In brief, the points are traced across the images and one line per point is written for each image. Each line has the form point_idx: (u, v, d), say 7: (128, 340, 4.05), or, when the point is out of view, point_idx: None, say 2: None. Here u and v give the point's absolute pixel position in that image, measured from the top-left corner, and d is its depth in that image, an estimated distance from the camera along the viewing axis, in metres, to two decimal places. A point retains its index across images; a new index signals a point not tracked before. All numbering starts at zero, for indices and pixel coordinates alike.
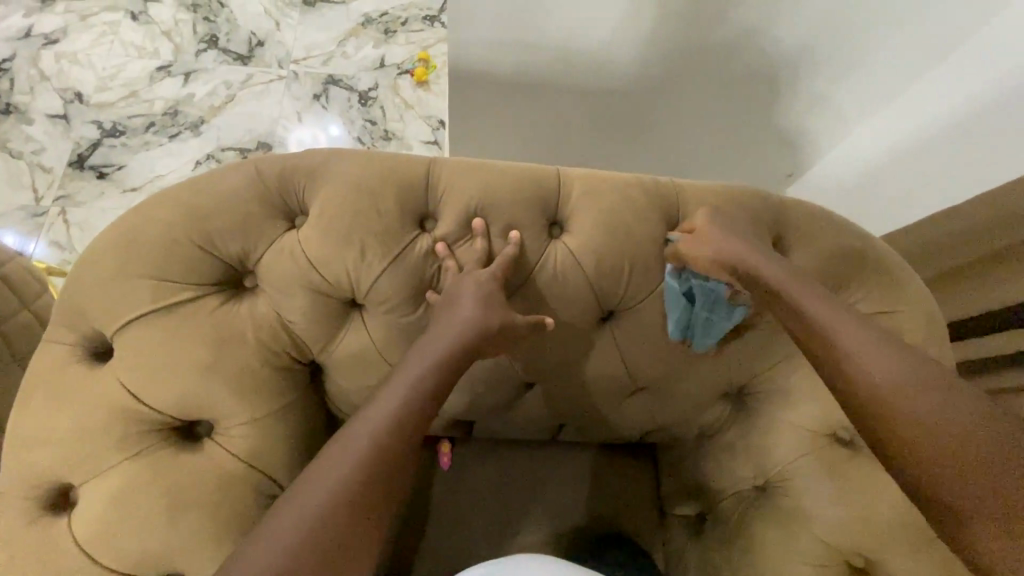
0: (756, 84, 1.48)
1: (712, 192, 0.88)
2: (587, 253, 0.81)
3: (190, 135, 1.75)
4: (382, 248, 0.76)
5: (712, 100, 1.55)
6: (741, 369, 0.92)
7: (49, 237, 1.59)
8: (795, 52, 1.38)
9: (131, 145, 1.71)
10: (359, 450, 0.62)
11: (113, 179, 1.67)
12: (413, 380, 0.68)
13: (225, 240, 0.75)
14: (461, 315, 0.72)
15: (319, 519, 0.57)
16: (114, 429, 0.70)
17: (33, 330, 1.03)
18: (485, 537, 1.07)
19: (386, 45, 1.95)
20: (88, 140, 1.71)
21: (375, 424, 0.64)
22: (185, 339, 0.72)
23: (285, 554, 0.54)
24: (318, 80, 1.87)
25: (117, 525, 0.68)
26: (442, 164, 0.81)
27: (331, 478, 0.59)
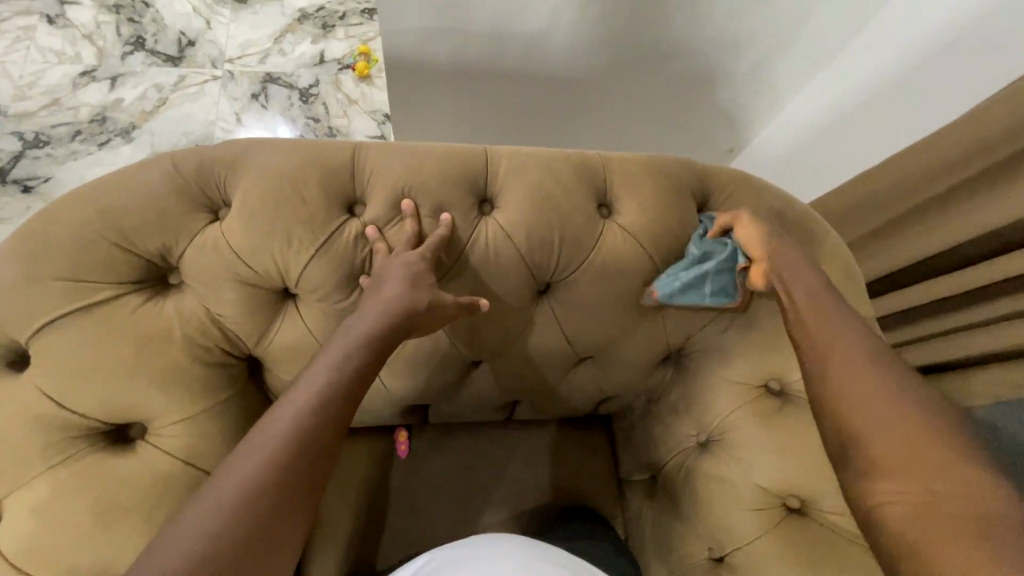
0: (690, 63, 1.52)
1: (639, 163, 0.90)
2: (517, 227, 0.82)
3: (123, 142, 1.67)
4: (310, 235, 0.76)
5: (648, 79, 1.58)
6: (678, 334, 0.94)
7: None
8: (722, 31, 1.42)
9: (57, 156, 1.62)
10: (281, 435, 0.61)
11: (40, 193, 1.57)
12: (334, 368, 0.67)
13: (143, 237, 0.73)
14: (393, 293, 0.73)
15: (232, 511, 0.55)
16: (36, 438, 0.68)
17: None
18: (446, 522, 1.08)
19: (324, 40, 1.91)
20: (9, 152, 1.60)
21: (294, 412, 0.63)
22: (106, 340, 0.70)
23: (197, 545, 0.52)
24: (256, 79, 1.81)
25: (45, 536, 0.66)
26: (367, 151, 0.82)
27: (252, 466, 0.58)
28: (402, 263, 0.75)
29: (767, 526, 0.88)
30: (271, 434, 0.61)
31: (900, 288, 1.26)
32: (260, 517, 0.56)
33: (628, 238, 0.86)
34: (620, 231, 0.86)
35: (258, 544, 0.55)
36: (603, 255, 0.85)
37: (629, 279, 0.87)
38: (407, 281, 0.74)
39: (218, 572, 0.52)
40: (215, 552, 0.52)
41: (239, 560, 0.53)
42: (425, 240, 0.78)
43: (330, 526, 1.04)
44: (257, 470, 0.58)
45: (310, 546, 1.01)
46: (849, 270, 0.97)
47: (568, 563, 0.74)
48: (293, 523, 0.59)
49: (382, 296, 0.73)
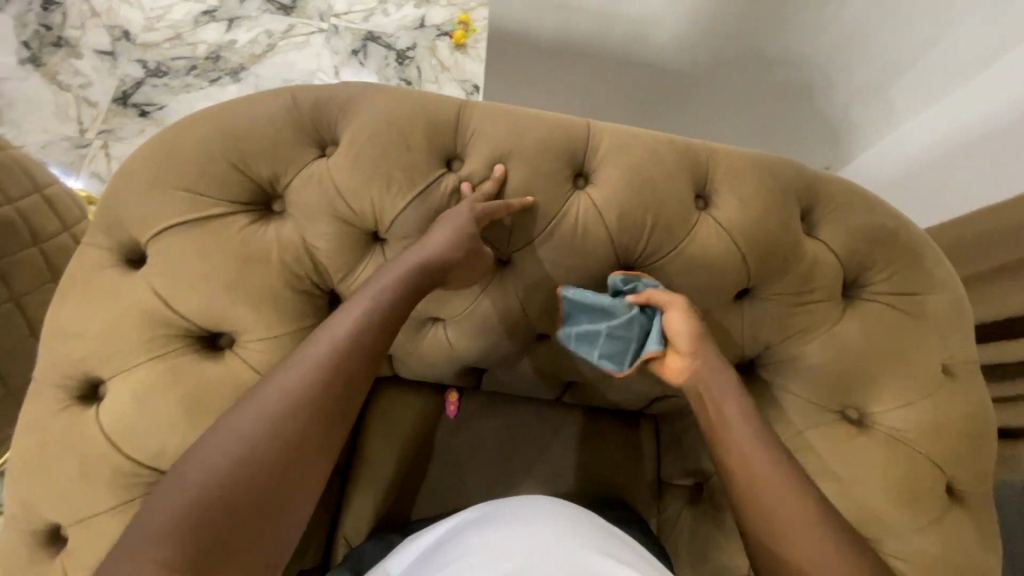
0: (789, 75, 1.50)
1: (744, 158, 0.86)
2: (610, 206, 0.80)
3: (230, 82, 1.70)
4: (408, 182, 0.78)
5: (750, 78, 1.52)
6: (754, 342, 0.89)
7: (90, 170, 1.58)
8: (831, 36, 1.40)
9: (172, 87, 1.67)
10: (317, 358, 0.65)
11: (154, 119, 1.64)
12: (369, 302, 0.70)
13: (257, 162, 0.77)
14: (448, 232, 0.74)
15: (267, 424, 0.59)
16: (141, 330, 0.74)
17: (69, 250, 1.19)
18: (482, 487, 1.09)
19: (427, 5, 1.86)
20: (133, 79, 1.67)
21: (326, 340, 0.66)
22: (212, 252, 0.75)
23: (239, 446, 0.58)
24: (358, 36, 1.81)
25: (139, 419, 0.71)
26: (474, 109, 0.82)
27: (289, 383, 0.63)
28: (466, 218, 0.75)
29: None
30: (309, 356, 0.65)
31: (1003, 340, 1.15)
32: (286, 434, 0.60)
33: (721, 234, 0.82)
34: (715, 226, 0.83)
35: (281, 456, 0.59)
36: (692, 247, 0.82)
37: (717, 276, 0.83)
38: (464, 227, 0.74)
39: (258, 471, 0.57)
40: (255, 454, 0.58)
41: (277, 464, 0.58)
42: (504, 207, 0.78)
43: (373, 470, 1.09)
44: (291, 388, 0.62)
45: (352, 486, 1.06)
46: (958, 306, 0.89)
47: (614, 538, 0.70)
48: (323, 440, 0.62)
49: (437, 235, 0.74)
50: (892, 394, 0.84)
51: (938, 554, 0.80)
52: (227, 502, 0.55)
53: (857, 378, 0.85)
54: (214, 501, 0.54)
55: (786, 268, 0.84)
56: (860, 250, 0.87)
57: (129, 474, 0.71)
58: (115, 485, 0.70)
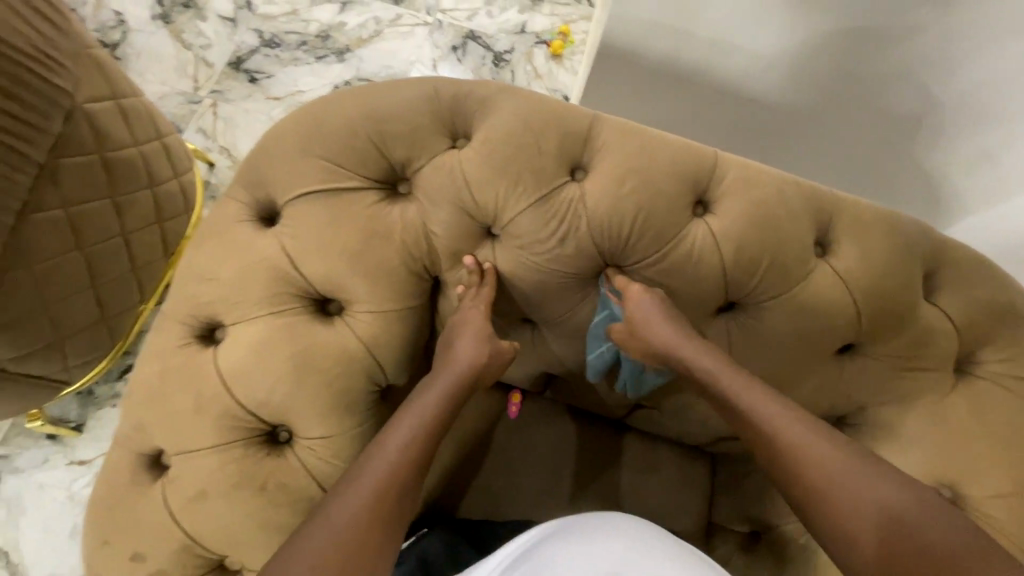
0: (905, 87, 1.06)
1: (871, 212, 0.84)
2: (728, 238, 0.80)
3: (335, 61, 1.77)
4: (534, 184, 0.80)
5: (848, 98, 1.12)
6: (848, 400, 0.86)
7: (196, 124, 1.70)
8: (933, 59, 1.01)
9: (282, 59, 1.76)
10: (438, 392, 0.78)
11: (261, 85, 1.74)
12: (463, 363, 0.79)
13: (395, 144, 0.81)
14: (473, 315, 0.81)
15: (408, 443, 0.72)
16: (267, 284, 0.78)
17: (174, 194, 1.40)
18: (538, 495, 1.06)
19: (530, 10, 1.84)
20: (248, 46, 1.76)
21: (427, 403, 0.77)
22: (341, 222, 0.79)
23: (388, 464, 0.70)
24: (459, 33, 1.81)
25: (253, 366, 0.76)
26: (605, 124, 0.84)
27: (419, 413, 0.75)
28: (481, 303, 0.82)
29: None
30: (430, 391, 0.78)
31: None
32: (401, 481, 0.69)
33: (837, 284, 0.81)
34: (832, 275, 0.81)
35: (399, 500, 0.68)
36: (805, 293, 0.80)
37: (825, 325, 0.81)
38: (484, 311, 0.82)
39: (403, 481, 0.69)
40: (401, 471, 0.70)
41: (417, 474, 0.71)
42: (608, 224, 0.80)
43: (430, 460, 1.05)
44: (421, 414, 0.75)
45: None
46: None
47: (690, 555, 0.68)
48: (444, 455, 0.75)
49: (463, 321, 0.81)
50: (1001, 479, 0.78)
51: None
52: (371, 518, 0.65)
53: (958, 455, 0.80)
54: (360, 535, 0.64)
55: (898, 330, 0.82)
56: (977, 324, 0.84)
57: (236, 416, 0.75)
58: (221, 424, 0.75)
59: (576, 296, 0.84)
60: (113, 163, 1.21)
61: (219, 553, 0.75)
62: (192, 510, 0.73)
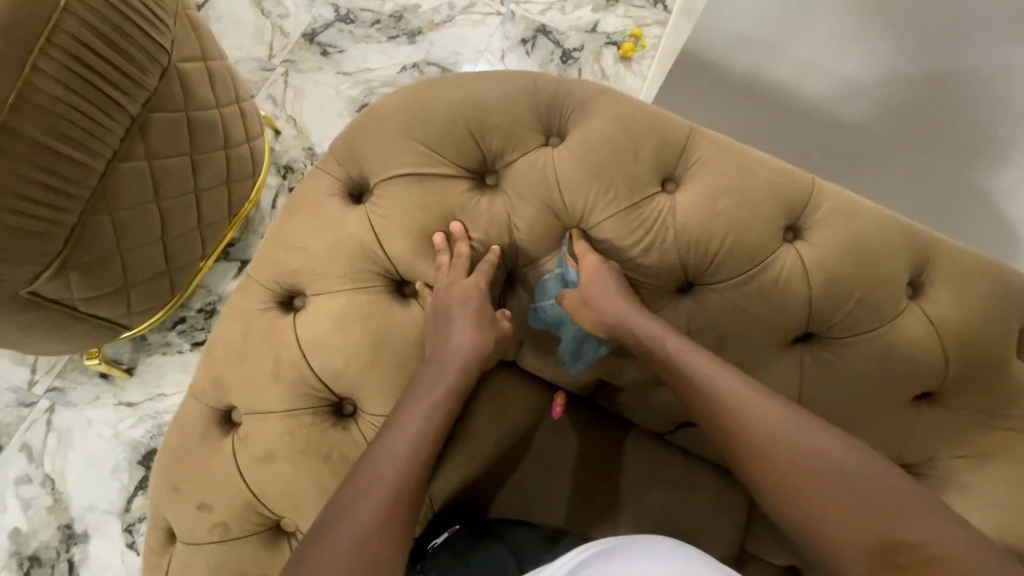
0: (990, 110, 0.97)
1: (970, 259, 0.80)
2: (818, 268, 0.78)
3: (405, 42, 1.77)
4: (625, 190, 0.79)
5: (930, 123, 1.02)
6: (918, 449, 0.82)
7: (267, 92, 1.73)
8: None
9: (355, 35, 1.77)
10: (445, 366, 0.75)
11: (333, 60, 1.76)
12: (461, 361, 0.75)
13: (490, 136, 0.81)
14: (470, 297, 0.77)
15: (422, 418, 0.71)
16: (352, 259, 0.80)
17: (244, 158, 1.44)
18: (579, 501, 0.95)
19: (604, 10, 1.79)
20: (324, 20, 1.78)
21: (430, 392, 0.74)
22: (428, 207, 0.80)
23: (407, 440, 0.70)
24: (530, 26, 1.79)
25: (331, 338, 0.78)
26: (702, 138, 0.82)
27: (429, 389, 0.74)
28: (478, 283, 0.79)
29: None
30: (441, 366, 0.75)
31: None
32: (401, 498, 0.66)
33: (928, 329, 0.78)
34: (922, 318, 0.78)
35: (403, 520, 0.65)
36: (892, 334, 0.78)
37: (908, 370, 0.79)
38: (481, 290, 0.78)
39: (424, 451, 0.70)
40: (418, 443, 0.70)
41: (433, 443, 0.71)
42: (693, 244, 0.78)
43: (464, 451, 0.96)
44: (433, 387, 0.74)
45: (449, 450, 0.95)
46: None
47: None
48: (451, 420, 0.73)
49: (455, 303, 0.76)
50: None
51: None
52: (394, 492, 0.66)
53: None
54: (386, 513, 0.64)
55: (982, 385, 0.79)
56: None
57: (309, 384, 0.77)
58: (295, 390, 0.77)
59: (653, 307, 0.83)
60: (195, 123, 1.24)
61: (276, 514, 0.77)
62: (258, 469, 0.75)
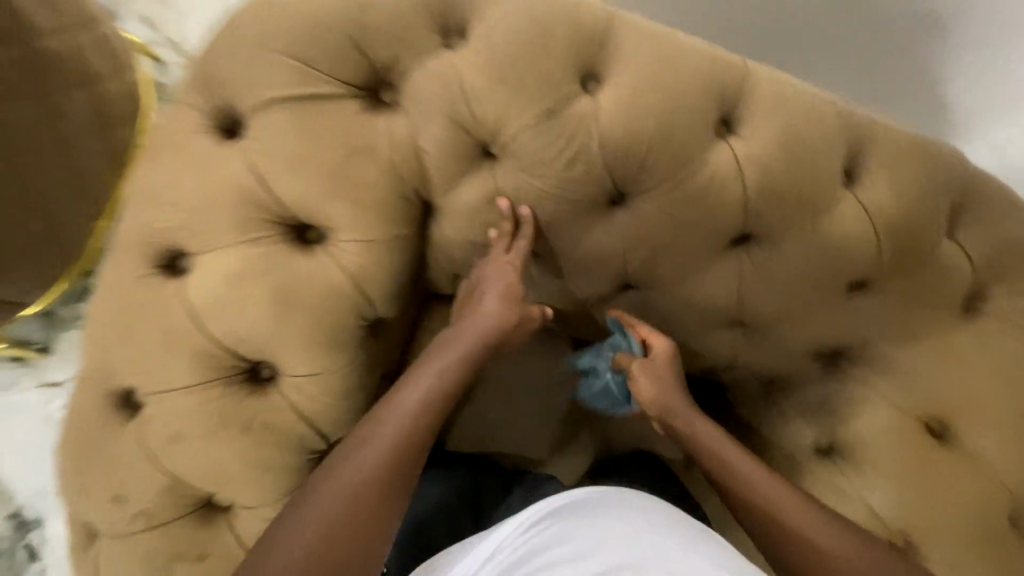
0: None
1: (907, 140, 0.77)
2: (753, 164, 0.72)
3: None
4: (540, 94, 0.69)
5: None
6: (851, 336, 0.84)
7: (135, 9, 1.38)
8: None
9: None
10: (462, 347, 0.72)
11: None
12: (475, 340, 0.72)
13: (376, 42, 0.68)
14: (507, 276, 0.75)
15: (422, 403, 0.68)
16: (233, 208, 0.68)
17: None
18: (533, 431, 0.93)
19: None
20: None
21: (441, 369, 0.70)
22: (316, 137, 0.68)
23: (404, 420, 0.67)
24: None
25: (226, 301, 0.68)
26: (623, 24, 0.72)
27: (439, 367, 0.70)
28: (513, 260, 0.75)
29: None
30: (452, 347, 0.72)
31: None
32: (395, 469, 0.64)
33: (863, 217, 0.76)
34: (857, 207, 0.76)
35: (392, 497, 0.63)
36: (827, 228, 0.76)
37: (844, 260, 0.77)
38: (514, 271, 0.75)
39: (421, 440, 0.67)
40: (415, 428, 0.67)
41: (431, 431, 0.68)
42: (619, 152, 0.71)
43: None
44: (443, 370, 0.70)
45: None
46: None
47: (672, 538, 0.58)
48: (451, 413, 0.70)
49: (490, 278, 0.75)
50: (983, 416, 0.81)
51: None
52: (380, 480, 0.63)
53: (963, 394, 0.82)
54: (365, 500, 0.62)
55: (914, 268, 0.79)
56: (991, 260, 0.81)
57: (212, 355, 0.69)
58: (197, 363, 0.69)
59: (585, 224, 0.76)
60: None
61: (207, 492, 0.72)
62: (172, 450, 0.69)
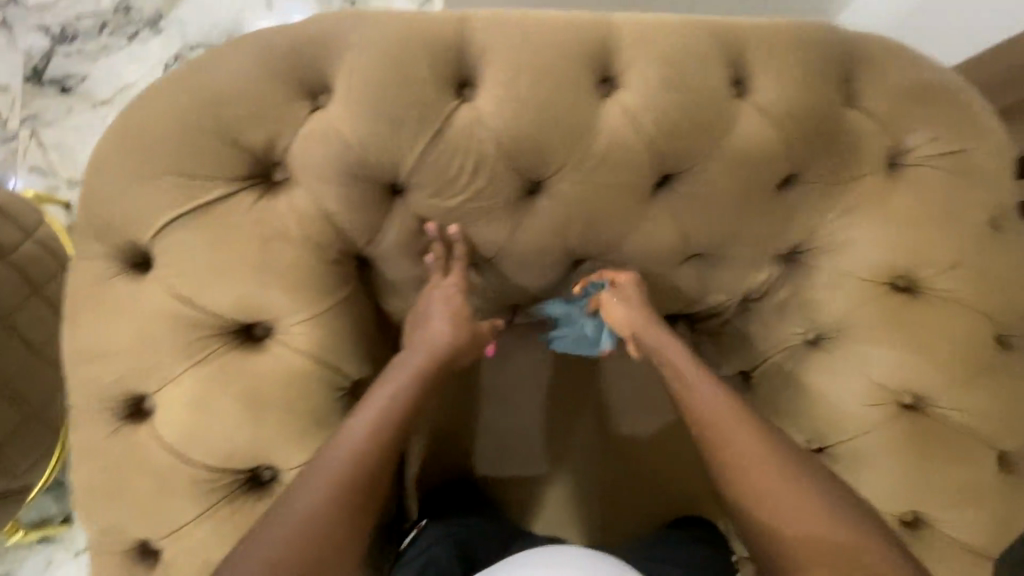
0: None
1: (780, 32, 0.78)
2: (644, 110, 0.73)
3: (152, 35, 1.27)
4: (419, 120, 0.69)
5: None
6: (799, 231, 0.86)
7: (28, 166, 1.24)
8: None
9: (88, 52, 1.26)
10: (412, 364, 0.70)
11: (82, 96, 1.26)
12: (422, 356, 0.71)
13: (247, 129, 0.68)
14: (450, 297, 0.75)
15: (374, 429, 0.66)
16: (170, 336, 0.68)
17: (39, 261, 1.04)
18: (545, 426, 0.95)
19: None
20: (40, 51, 1.26)
21: (391, 388, 0.68)
22: (224, 240, 0.68)
23: (355, 446, 0.64)
24: None
25: (198, 426, 0.68)
26: (475, 23, 0.72)
27: (390, 387, 0.68)
28: (454, 281, 0.76)
29: (882, 421, 0.87)
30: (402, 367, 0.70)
31: None
32: (354, 506, 0.62)
33: (762, 120, 0.77)
34: (755, 113, 0.77)
35: (344, 531, 0.61)
36: (733, 142, 0.77)
37: (759, 165, 0.79)
38: (459, 289, 0.75)
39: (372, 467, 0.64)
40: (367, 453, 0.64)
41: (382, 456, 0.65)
42: (516, 146, 0.71)
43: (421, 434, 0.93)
44: (394, 392, 0.68)
45: None
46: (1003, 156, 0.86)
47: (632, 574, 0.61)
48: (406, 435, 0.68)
49: (434, 298, 0.75)
50: (938, 255, 0.84)
51: (993, 399, 0.85)
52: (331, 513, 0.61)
53: (918, 245, 0.83)
54: (312, 536, 0.60)
55: (826, 146, 0.81)
56: (901, 113, 0.82)
57: (206, 480, 0.69)
58: (194, 494, 0.69)
59: (512, 222, 0.77)
60: None
61: None
62: None
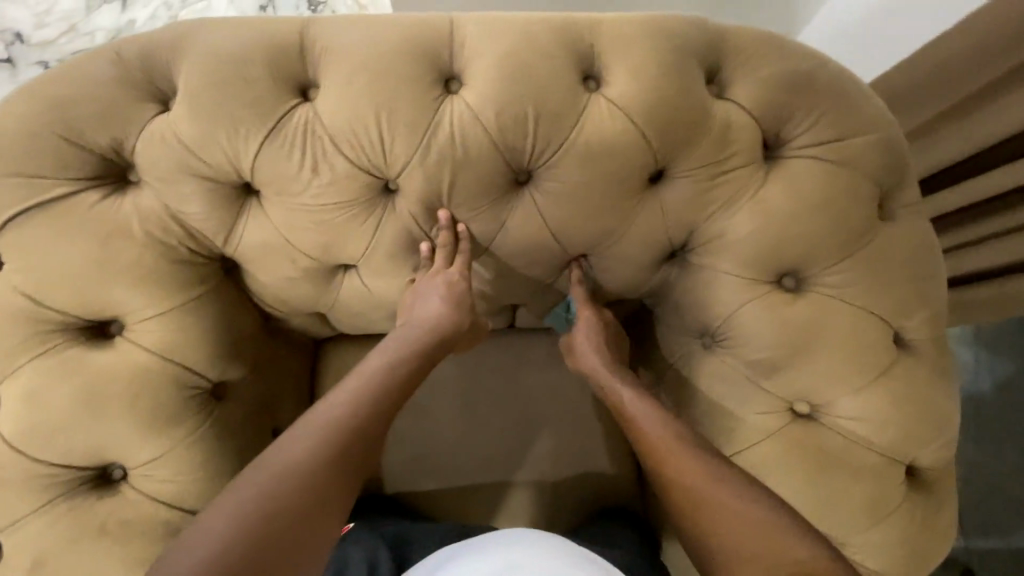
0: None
1: (637, 25, 0.76)
2: (485, 105, 0.72)
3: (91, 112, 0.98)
4: (253, 119, 0.70)
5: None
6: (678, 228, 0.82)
7: None
8: None
9: None
10: (383, 368, 0.71)
11: None
12: (400, 362, 0.73)
13: (90, 130, 0.70)
14: (452, 284, 0.78)
15: (347, 423, 0.64)
16: (13, 330, 0.70)
17: None
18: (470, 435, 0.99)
19: None
20: None
21: (366, 388, 0.68)
22: (68, 238, 0.70)
23: (323, 440, 0.62)
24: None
25: (35, 418, 0.69)
26: (317, 26, 0.73)
27: (362, 387, 0.68)
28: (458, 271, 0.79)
29: (773, 429, 0.82)
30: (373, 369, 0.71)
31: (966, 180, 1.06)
32: (311, 505, 0.58)
33: (616, 113, 0.74)
34: (607, 106, 0.74)
35: (308, 534, 0.57)
36: (583, 135, 0.74)
37: (619, 159, 0.75)
38: (458, 279, 0.78)
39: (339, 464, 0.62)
40: (334, 448, 0.62)
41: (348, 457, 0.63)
42: (353, 143, 0.72)
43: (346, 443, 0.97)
44: (364, 393, 0.68)
45: None
46: (893, 145, 0.81)
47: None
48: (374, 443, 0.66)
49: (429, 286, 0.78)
50: (824, 251, 0.79)
51: (891, 405, 0.79)
52: (290, 507, 0.57)
53: (801, 240, 0.79)
54: (267, 529, 0.55)
55: (694, 137, 0.76)
56: (775, 103, 0.78)
57: (43, 476, 0.70)
58: (34, 486, 0.70)
59: (362, 221, 0.76)
60: None
61: None
62: None
